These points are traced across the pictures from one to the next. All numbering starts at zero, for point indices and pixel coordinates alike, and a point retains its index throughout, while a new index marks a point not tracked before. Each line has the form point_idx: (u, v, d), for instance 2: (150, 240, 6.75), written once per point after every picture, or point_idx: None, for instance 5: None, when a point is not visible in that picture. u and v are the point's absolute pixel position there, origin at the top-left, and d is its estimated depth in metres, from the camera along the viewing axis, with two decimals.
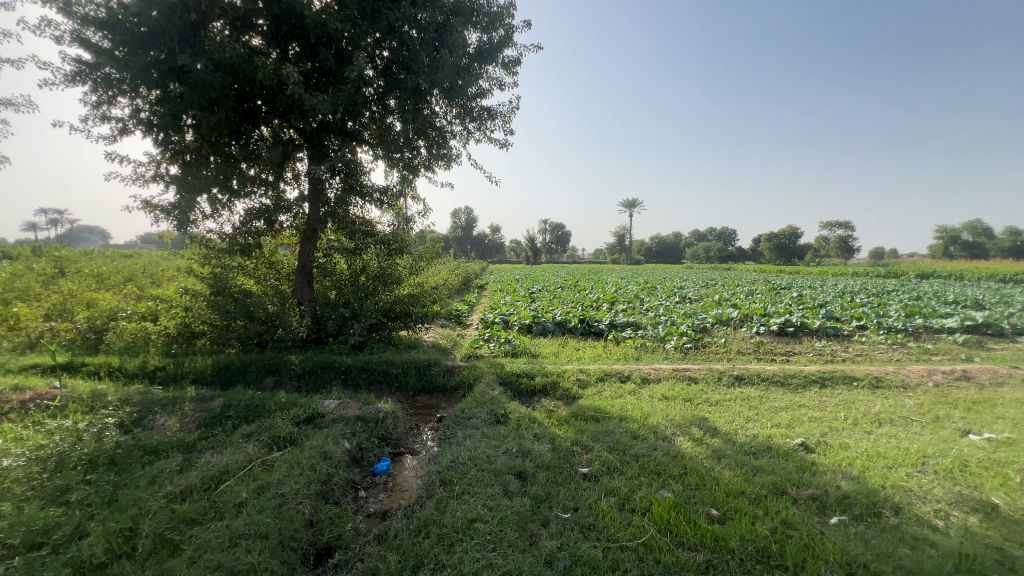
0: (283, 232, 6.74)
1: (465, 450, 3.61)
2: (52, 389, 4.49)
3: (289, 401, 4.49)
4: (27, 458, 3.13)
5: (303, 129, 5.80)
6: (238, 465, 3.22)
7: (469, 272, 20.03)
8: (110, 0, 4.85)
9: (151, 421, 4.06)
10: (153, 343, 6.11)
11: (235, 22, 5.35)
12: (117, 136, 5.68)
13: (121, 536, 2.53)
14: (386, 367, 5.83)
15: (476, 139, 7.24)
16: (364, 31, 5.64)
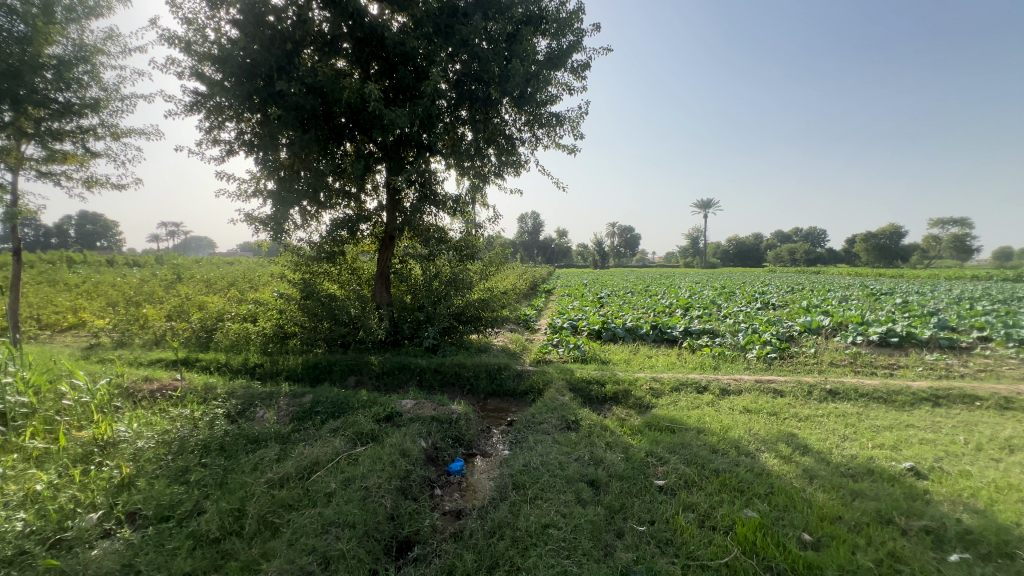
0: (364, 239, 7.17)
1: (537, 455, 3.63)
2: (174, 381, 5.12)
3: (370, 400, 4.77)
4: (157, 441, 3.60)
5: (383, 143, 6.17)
6: (327, 458, 3.47)
7: (536, 277, 20.14)
8: (221, 38, 5.47)
9: (252, 413, 4.49)
10: (253, 342, 6.76)
11: (322, 48, 5.84)
12: (225, 157, 6.36)
13: (232, 515, 2.83)
14: (459, 369, 6.02)
15: (545, 146, 7.31)
16: (438, 47, 5.92)
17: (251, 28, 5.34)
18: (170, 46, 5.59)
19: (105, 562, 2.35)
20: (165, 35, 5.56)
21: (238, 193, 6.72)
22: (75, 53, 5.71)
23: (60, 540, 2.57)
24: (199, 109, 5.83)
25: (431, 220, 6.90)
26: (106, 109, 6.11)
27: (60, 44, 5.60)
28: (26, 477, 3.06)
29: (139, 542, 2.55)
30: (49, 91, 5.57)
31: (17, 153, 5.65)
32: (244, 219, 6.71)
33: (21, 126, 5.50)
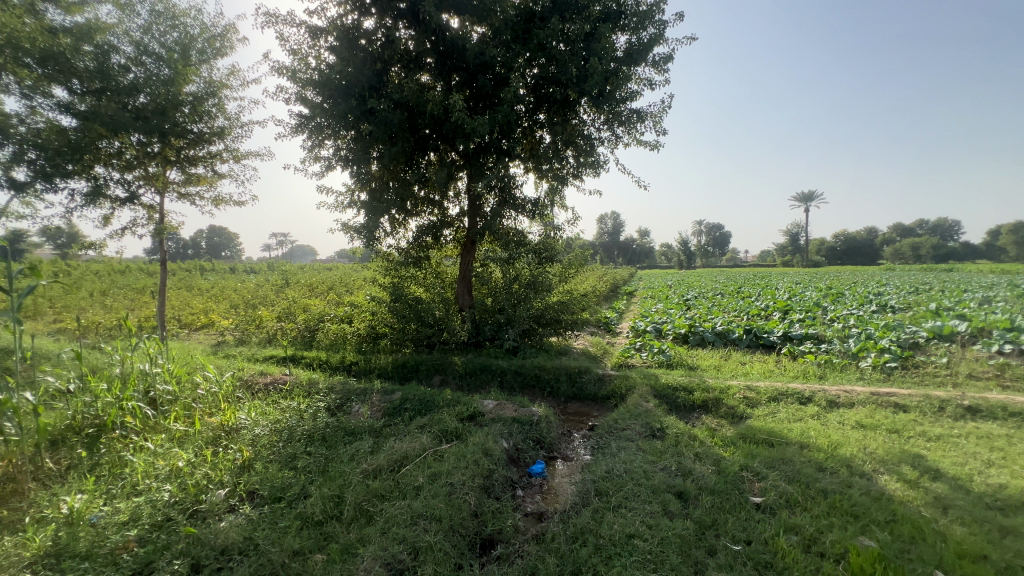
0: (448, 244, 7.46)
1: (621, 461, 3.53)
2: (284, 376, 5.69)
3: (454, 399, 4.95)
4: (271, 430, 4.03)
5: (465, 151, 6.39)
6: (415, 453, 3.65)
7: (617, 280, 19.70)
8: (321, 64, 6.02)
9: (349, 407, 4.85)
10: (349, 341, 7.32)
11: (408, 65, 6.19)
12: (325, 172, 6.97)
13: (333, 501, 3.08)
14: (539, 372, 6.04)
15: (625, 144, 7.12)
16: (516, 53, 6.01)
17: (346, 52, 5.82)
18: (279, 76, 6.26)
19: (231, 534, 2.68)
20: (276, 66, 6.23)
21: (336, 204, 7.33)
22: (206, 89, 6.59)
23: (196, 511, 2.97)
24: (303, 130, 6.45)
25: (511, 223, 7.00)
26: (229, 136, 6.98)
27: (195, 83, 6.49)
28: (171, 455, 3.57)
29: (257, 518, 2.87)
30: (187, 123, 6.48)
31: (163, 178, 6.64)
32: (341, 228, 7.29)
33: (166, 155, 6.46)
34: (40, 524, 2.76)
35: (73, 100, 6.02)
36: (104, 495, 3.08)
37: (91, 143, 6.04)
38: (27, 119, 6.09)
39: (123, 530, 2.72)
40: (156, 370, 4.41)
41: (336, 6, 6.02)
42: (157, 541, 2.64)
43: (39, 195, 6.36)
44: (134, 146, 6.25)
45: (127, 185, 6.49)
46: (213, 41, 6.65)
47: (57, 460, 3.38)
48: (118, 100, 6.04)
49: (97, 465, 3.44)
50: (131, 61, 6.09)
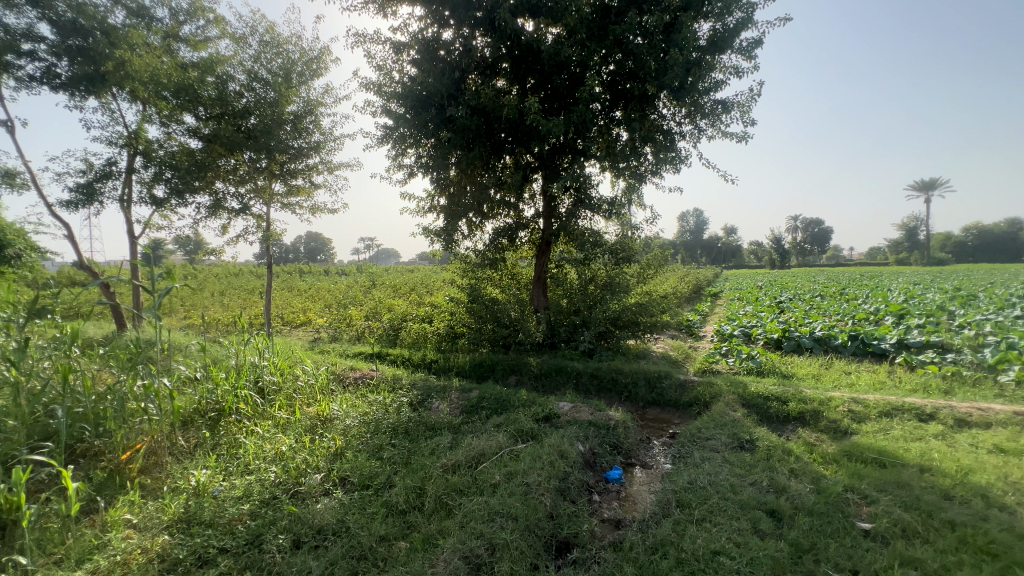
0: (523, 246, 7.55)
1: (705, 473, 3.33)
2: (370, 371, 6.07)
3: (530, 400, 4.98)
4: (359, 422, 4.33)
5: (540, 152, 6.41)
6: (492, 451, 3.72)
7: (701, 281, 18.69)
8: (404, 77, 6.36)
9: (430, 403, 5.06)
10: (430, 340, 7.64)
11: (485, 71, 6.35)
12: (407, 179, 7.36)
13: (415, 492, 3.23)
14: (616, 376, 5.91)
15: (709, 138, 6.75)
16: (591, 51, 5.91)
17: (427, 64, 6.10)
18: (367, 91, 6.71)
19: (326, 515, 2.91)
20: (364, 82, 6.69)
21: (417, 210, 7.71)
22: (305, 107, 7.25)
23: (296, 492, 3.27)
24: (388, 140, 6.84)
25: (586, 224, 6.91)
26: (324, 149, 7.61)
27: (295, 103, 7.16)
28: (276, 440, 3.97)
29: (348, 503, 3.10)
30: (289, 140, 7.17)
31: (270, 191, 7.40)
32: (423, 232, 7.65)
33: (272, 170, 7.19)
34: (174, 493, 3.20)
35: (199, 126, 6.91)
36: (223, 471, 3.50)
37: (213, 162, 6.89)
38: (164, 144, 7.09)
39: (239, 503, 3.07)
40: (264, 362, 4.92)
41: (417, 21, 6.34)
42: (265, 516, 2.94)
43: (173, 209, 7.37)
44: (246, 163, 7.03)
45: (241, 198, 7.32)
46: (311, 63, 7.29)
47: (187, 438, 3.90)
48: (234, 123, 6.83)
49: (218, 445, 3.92)
50: (244, 87, 6.86)
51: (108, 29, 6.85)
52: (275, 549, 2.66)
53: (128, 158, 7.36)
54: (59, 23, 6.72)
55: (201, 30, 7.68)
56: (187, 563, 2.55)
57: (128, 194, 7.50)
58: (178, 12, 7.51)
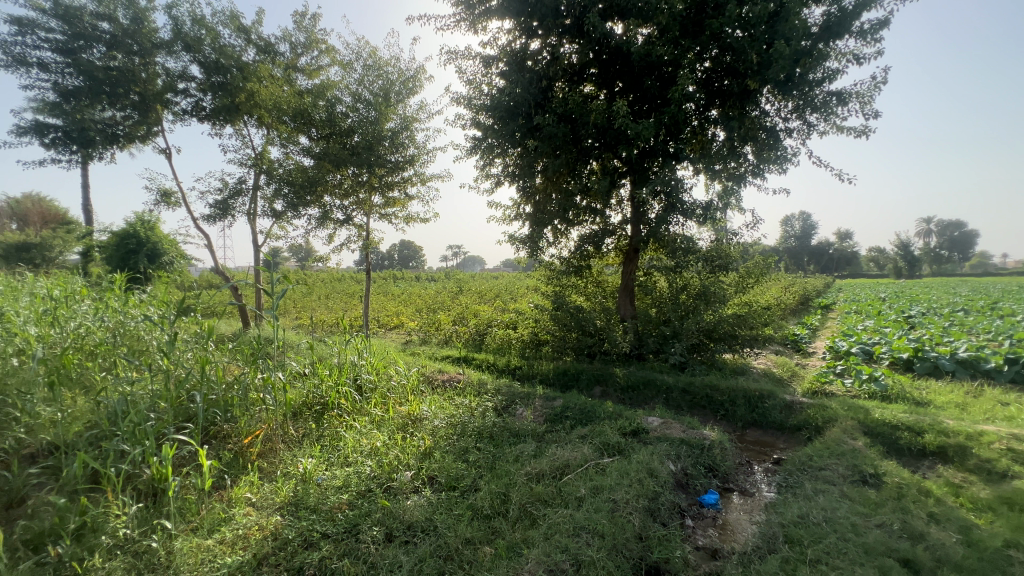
0: (609, 253, 7.37)
1: (819, 508, 2.97)
2: (457, 375, 6.26)
3: (616, 412, 4.82)
4: (448, 424, 4.47)
5: (628, 158, 6.17)
6: (577, 462, 3.64)
7: (808, 291, 16.92)
8: (493, 89, 6.53)
9: (514, 409, 5.09)
10: (514, 346, 7.71)
11: (572, 78, 6.33)
12: (495, 188, 7.54)
13: (499, 498, 3.24)
14: (711, 392, 5.52)
15: (820, 133, 6.11)
16: (685, 49, 5.62)
17: (515, 75, 6.22)
18: (458, 105, 7.00)
19: (416, 512, 3.03)
20: (455, 97, 6.98)
21: (503, 218, 7.87)
22: (402, 124, 7.74)
23: (389, 487, 3.44)
24: (476, 151, 7.07)
25: (678, 230, 6.56)
26: (418, 162, 8.05)
27: (394, 120, 7.68)
28: (372, 435, 4.23)
29: (436, 502, 3.20)
30: (387, 155, 7.70)
31: (370, 203, 7.99)
32: (508, 240, 7.78)
33: (372, 183, 7.76)
34: (286, 478, 3.53)
35: (312, 145, 7.66)
36: (326, 461, 3.80)
37: (322, 178, 7.59)
38: (283, 164, 7.96)
39: (339, 492, 3.31)
40: (362, 362, 5.28)
41: (506, 34, 6.49)
42: (361, 507, 3.13)
43: (290, 221, 8.24)
44: (350, 177, 7.66)
45: (346, 210, 7.98)
46: (407, 82, 7.79)
47: (297, 428, 4.29)
48: (341, 141, 7.47)
49: (322, 436, 4.25)
50: (350, 108, 7.50)
51: (242, 66, 7.88)
52: (370, 539, 2.81)
53: (255, 176, 8.37)
54: (205, 63, 7.85)
55: (315, 60, 8.55)
56: (295, 544, 2.78)
57: (255, 208, 8.52)
58: (297, 46, 8.43)
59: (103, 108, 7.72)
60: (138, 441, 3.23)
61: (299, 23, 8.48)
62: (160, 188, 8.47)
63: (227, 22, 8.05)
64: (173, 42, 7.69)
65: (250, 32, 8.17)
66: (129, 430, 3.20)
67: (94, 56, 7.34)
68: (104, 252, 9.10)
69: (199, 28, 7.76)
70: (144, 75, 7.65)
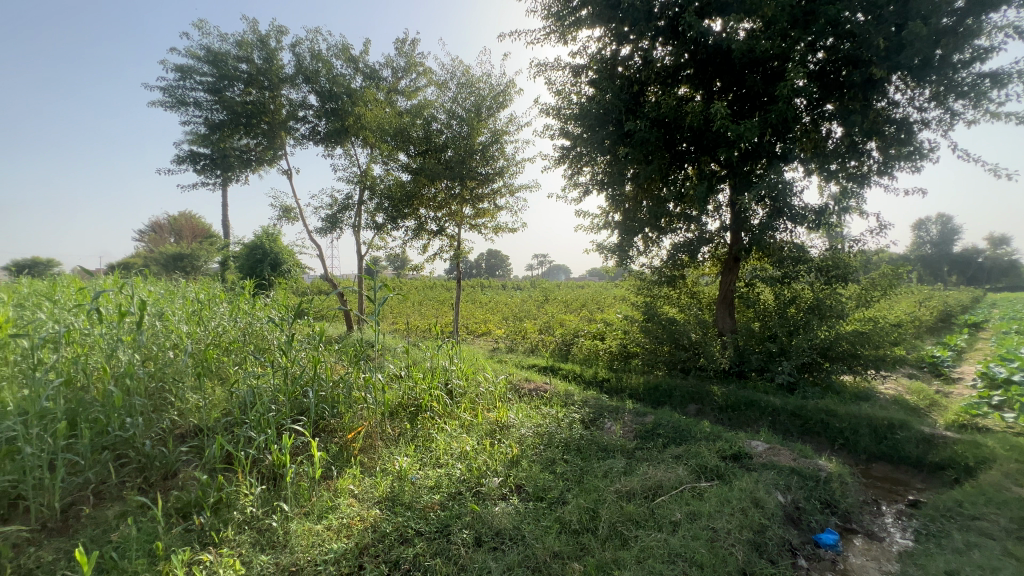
0: (705, 263, 6.96)
1: (972, 565, 2.52)
2: (544, 384, 6.27)
3: (713, 434, 4.50)
4: (535, 433, 4.49)
5: (727, 162, 5.78)
6: (670, 484, 3.44)
7: (949, 306, 14.52)
8: (582, 98, 6.50)
9: (602, 423, 4.96)
10: (602, 357, 7.55)
11: (666, 81, 6.11)
12: (583, 197, 7.48)
13: (588, 513, 3.17)
14: (827, 418, 4.94)
15: (968, 122, 5.26)
16: (795, 40, 5.17)
17: (606, 82, 6.13)
18: (547, 116, 7.07)
19: (505, 520, 3.07)
20: (544, 108, 7.06)
21: (591, 227, 7.76)
22: (492, 138, 8.00)
23: (478, 491, 3.52)
24: (563, 161, 7.06)
25: (786, 237, 6.00)
26: (507, 173, 8.25)
27: (485, 134, 7.97)
28: (462, 439, 4.37)
29: (524, 511, 3.21)
30: (478, 168, 8.00)
31: (461, 214, 8.33)
32: (596, 249, 7.64)
33: (464, 196, 8.11)
34: (384, 474, 3.75)
35: (409, 162, 8.18)
36: (419, 461, 3.98)
37: (418, 192, 8.06)
38: (384, 180, 8.59)
39: (432, 492, 3.45)
40: (452, 367, 5.49)
41: (596, 42, 6.44)
42: (452, 509, 3.24)
43: (389, 232, 8.85)
44: (444, 191, 8.06)
45: (439, 221, 8.40)
46: (498, 97, 8.05)
47: (393, 427, 4.54)
48: (436, 156, 7.90)
49: (416, 437, 4.47)
50: (444, 125, 7.91)
51: (351, 92, 8.70)
52: (460, 542, 2.89)
53: (360, 193, 9.15)
54: (321, 92, 8.77)
55: (413, 82, 9.17)
56: (392, 538, 2.94)
57: (359, 221, 9.30)
58: (398, 70, 9.11)
59: (239, 138, 8.95)
60: (263, 429, 3.63)
61: (400, 49, 9.17)
62: (283, 205, 9.56)
63: (339, 54, 8.93)
64: (295, 76, 8.70)
65: (359, 62, 8.98)
66: (255, 419, 3.62)
67: (235, 94, 8.51)
68: (237, 261, 10.44)
69: (317, 62, 8.71)
70: (272, 106, 8.73)
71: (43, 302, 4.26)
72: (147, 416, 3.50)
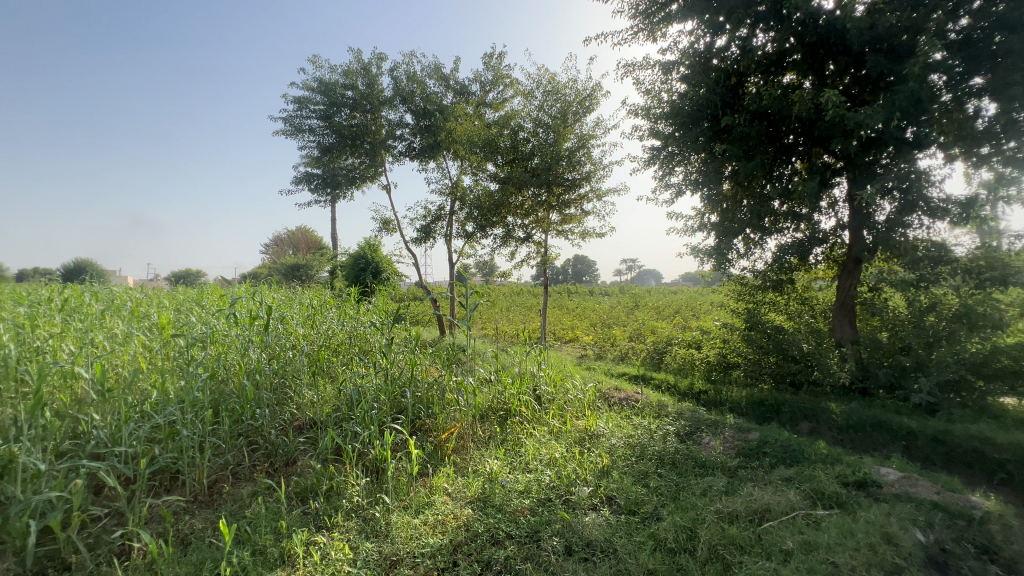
0: (818, 266, 6.29)
1: None
2: (635, 394, 6.05)
3: (831, 457, 4.04)
4: (626, 444, 4.36)
5: (843, 153, 5.17)
6: (780, 508, 3.14)
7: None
8: (672, 95, 6.22)
9: (699, 437, 4.67)
10: (699, 368, 7.12)
11: (769, 69, 5.64)
12: (675, 198, 7.15)
13: (685, 533, 2.99)
14: (980, 446, 4.20)
15: None
16: (931, 8, 4.59)
17: (700, 76, 5.81)
18: (635, 117, 6.87)
19: (595, 530, 3.01)
20: (632, 109, 6.87)
21: (685, 229, 7.37)
22: (578, 143, 7.97)
23: (568, 499, 3.49)
24: (655, 162, 6.74)
25: (921, 234, 5.23)
26: (595, 178, 8.14)
27: (571, 140, 7.96)
28: (551, 446, 4.36)
29: (615, 524, 3.12)
30: (565, 174, 8.00)
31: (548, 221, 8.38)
32: (691, 252, 7.23)
33: (550, 202, 8.15)
34: (475, 475, 3.86)
35: (498, 171, 8.41)
36: (509, 464, 4.05)
37: (506, 200, 8.27)
38: (473, 190, 8.92)
39: (521, 497, 3.49)
40: (541, 373, 5.53)
41: (688, 36, 6.15)
42: (542, 515, 3.24)
43: (478, 240, 9.17)
44: (530, 198, 8.18)
45: (526, 228, 8.53)
46: (584, 102, 8.01)
47: (484, 429, 4.66)
48: (523, 165, 8.05)
49: (505, 440, 4.56)
50: (531, 133, 8.03)
51: (443, 109, 9.19)
52: (550, 549, 2.88)
53: (452, 203, 9.60)
54: (416, 111, 9.37)
55: (501, 94, 9.44)
56: (484, 538, 3.01)
57: (451, 230, 9.74)
58: (485, 84, 9.44)
59: (346, 158, 9.83)
60: (367, 426, 3.93)
61: (488, 63, 9.50)
62: (383, 217, 10.33)
63: (432, 73, 9.48)
64: (394, 98, 9.39)
65: (450, 79, 9.46)
66: (361, 416, 3.94)
67: (342, 119, 9.40)
68: (344, 270, 11.45)
69: (413, 83, 9.34)
70: (374, 127, 9.51)
71: (195, 307, 5.02)
72: (272, 408, 3.97)
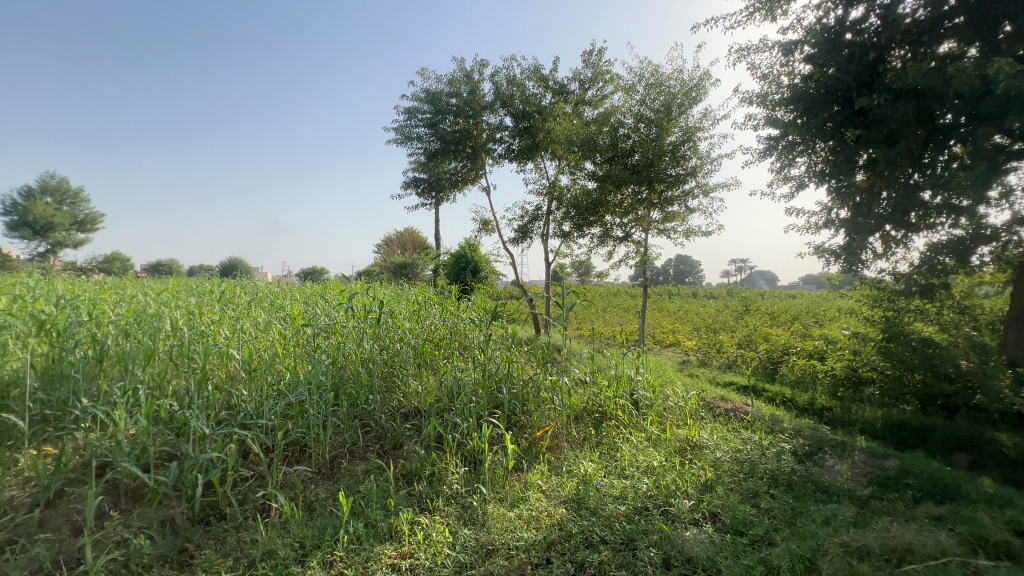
0: (984, 268, 5.24)
1: None
2: (744, 406, 5.59)
3: (997, 498, 3.37)
4: (733, 459, 4.05)
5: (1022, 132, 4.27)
6: (926, 549, 2.70)
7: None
8: (794, 77, 5.62)
9: (822, 459, 4.18)
10: (822, 381, 6.48)
11: (920, 40, 4.87)
12: (796, 192, 6.45)
13: (802, 563, 2.70)
14: None
15: None
16: None
17: (828, 55, 5.17)
18: (749, 105, 6.33)
19: (696, 547, 2.84)
20: (746, 96, 6.32)
21: (808, 227, 6.62)
22: (683, 136, 7.56)
23: (666, 510, 3.34)
24: (772, 153, 6.13)
25: None
26: (701, 172, 7.66)
27: (676, 134, 7.58)
28: (650, 453, 4.21)
29: (720, 543, 2.91)
30: (668, 169, 7.63)
31: (649, 219, 8.07)
32: (814, 253, 6.47)
33: (652, 200, 7.83)
34: (570, 475, 3.86)
35: (596, 169, 8.26)
36: (604, 468, 3.97)
37: (604, 199, 8.13)
38: (571, 189, 8.87)
39: (617, 502, 3.41)
40: (639, 377, 5.35)
41: (814, 10, 5.51)
42: (639, 524, 3.15)
43: (575, 240, 9.12)
44: (630, 196, 7.94)
45: (625, 227, 8.30)
46: (690, 93, 7.59)
47: (579, 430, 4.63)
48: (622, 162, 7.86)
49: (600, 443, 4.48)
50: (631, 129, 7.80)
51: (542, 109, 9.27)
52: (647, 560, 2.78)
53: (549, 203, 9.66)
54: (516, 113, 9.57)
55: (600, 90, 9.29)
56: (578, 539, 3.00)
57: (547, 230, 9.80)
58: (585, 82, 9.35)
59: (449, 162, 10.33)
60: (466, 417, 4.12)
61: (587, 61, 9.40)
62: (483, 218, 10.71)
63: (531, 76, 9.62)
64: (494, 102, 9.72)
65: (549, 80, 9.53)
66: (461, 408, 4.15)
67: (446, 125, 9.90)
68: (446, 269, 12.09)
69: (512, 86, 9.57)
70: (476, 131, 9.90)
71: (320, 300, 5.63)
72: (383, 394, 4.32)
